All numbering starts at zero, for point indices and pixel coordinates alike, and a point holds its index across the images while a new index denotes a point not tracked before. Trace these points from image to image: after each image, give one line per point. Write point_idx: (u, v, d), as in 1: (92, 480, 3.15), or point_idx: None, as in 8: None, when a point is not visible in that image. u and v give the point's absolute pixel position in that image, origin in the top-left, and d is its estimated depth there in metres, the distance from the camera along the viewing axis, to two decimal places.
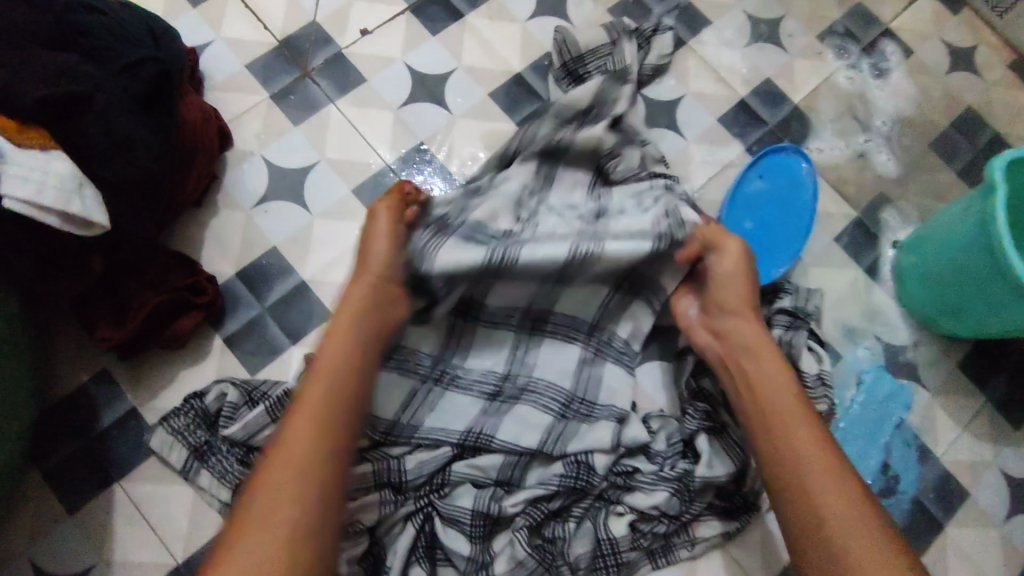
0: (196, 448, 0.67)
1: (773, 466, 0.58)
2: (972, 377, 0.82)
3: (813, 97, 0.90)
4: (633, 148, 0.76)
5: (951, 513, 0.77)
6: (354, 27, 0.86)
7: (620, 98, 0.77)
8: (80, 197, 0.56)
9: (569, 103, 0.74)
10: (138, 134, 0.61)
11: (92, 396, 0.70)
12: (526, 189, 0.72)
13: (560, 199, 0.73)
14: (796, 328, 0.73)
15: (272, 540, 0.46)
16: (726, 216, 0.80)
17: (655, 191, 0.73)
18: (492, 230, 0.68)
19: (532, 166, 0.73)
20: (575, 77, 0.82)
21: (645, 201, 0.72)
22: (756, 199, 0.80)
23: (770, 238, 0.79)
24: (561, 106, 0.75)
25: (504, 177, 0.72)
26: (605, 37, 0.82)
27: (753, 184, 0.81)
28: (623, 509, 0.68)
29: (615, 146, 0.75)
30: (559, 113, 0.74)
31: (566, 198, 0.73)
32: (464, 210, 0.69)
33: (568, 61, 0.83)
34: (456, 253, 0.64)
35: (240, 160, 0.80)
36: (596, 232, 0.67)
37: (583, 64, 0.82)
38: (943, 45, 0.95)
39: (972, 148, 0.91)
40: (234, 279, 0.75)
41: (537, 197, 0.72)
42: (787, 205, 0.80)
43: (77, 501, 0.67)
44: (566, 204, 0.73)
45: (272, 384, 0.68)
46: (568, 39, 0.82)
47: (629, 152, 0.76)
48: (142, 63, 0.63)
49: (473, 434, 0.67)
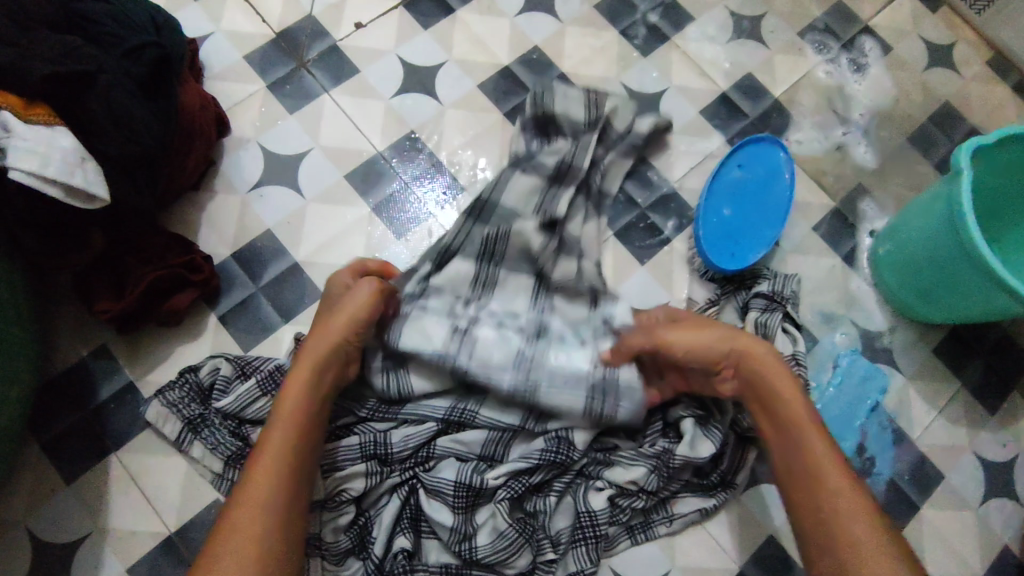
0: (189, 420, 0.69)
1: (799, 476, 0.60)
2: (947, 363, 0.84)
3: (793, 90, 0.93)
4: (568, 259, 0.77)
5: (925, 495, 0.79)
6: (348, 21, 0.89)
7: (563, 203, 0.78)
8: (81, 170, 0.59)
9: (512, 207, 0.77)
10: (139, 116, 0.63)
11: (90, 371, 0.72)
12: (460, 299, 0.72)
13: (504, 306, 0.73)
14: (772, 311, 0.76)
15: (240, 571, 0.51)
16: (707, 202, 0.82)
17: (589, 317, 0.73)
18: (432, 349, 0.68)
19: (468, 270, 0.74)
20: (545, 130, 0.83)
21: (585, 331, 0.72)
22: (736, 187, 0.83)
23: (747, 227, 0.81)
24: (503, 210, 0.77)
25: (437, 289, 0.72)
26: (580, 93, 0.83)
27: (733, 173, 0.83)
28: (602, 485, 0.70)
29: (547, 249, 0.76)
30: (506, 215, 0.77)
31: (510, 304, 0.73)
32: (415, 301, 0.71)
33: (539, 113, 0.83)
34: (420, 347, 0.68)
35: (236, 147, 0.82)
36: (529, 368, 0.68)
37: (554, 119, 0.83)
38: (922, 42, 0.98)
39: (948, 141, 0.93)
40: (229, 260, 0.78)
41: (479, 302, 0.72)
42: (765, 194, 0.82)
43: (74, 471, 0.69)
44: (507, 313, 0.72)
45: (263, 359, 0.71)
46: (542, 97, 0.83)
47: (561, 262, 0.76)
48: (143, 48, 0.65)
49: (458, 410, 0.70)
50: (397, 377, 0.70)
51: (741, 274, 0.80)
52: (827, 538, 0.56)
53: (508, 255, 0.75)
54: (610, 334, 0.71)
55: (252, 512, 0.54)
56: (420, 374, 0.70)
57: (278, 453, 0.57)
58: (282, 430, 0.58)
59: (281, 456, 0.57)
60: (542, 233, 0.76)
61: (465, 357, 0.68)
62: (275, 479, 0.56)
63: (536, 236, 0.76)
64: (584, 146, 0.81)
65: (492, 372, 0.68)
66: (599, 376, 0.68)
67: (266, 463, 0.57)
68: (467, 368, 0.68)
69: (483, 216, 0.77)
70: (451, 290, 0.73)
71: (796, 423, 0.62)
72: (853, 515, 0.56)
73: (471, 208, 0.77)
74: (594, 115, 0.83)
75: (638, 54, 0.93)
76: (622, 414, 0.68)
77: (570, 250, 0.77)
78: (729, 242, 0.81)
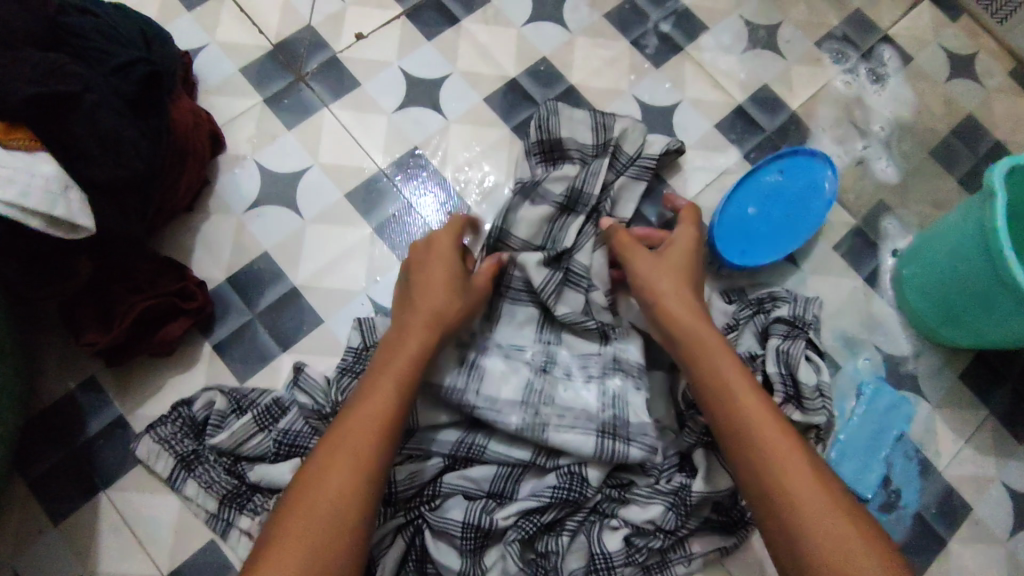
0: (183, 457, 0.65)
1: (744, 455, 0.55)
2: (974, 389, 0.81)
3: (811, 103, 0.90)
4: (575, 291, 0.72)
5: (953, 528, 0.76)
6: (349, 31, 0.86)
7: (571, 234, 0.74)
8: (65, 200, 0.55)
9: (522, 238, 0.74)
10: (126, 135, 0.60)
11: (78, 404, 0.69)
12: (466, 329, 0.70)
13: (510, 337, 0.71)
14: (794, 338, 0.72)
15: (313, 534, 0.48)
16: (733, 199, 0.79)
17: (599, 356, 0.71)
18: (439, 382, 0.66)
19: None
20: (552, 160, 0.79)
21: (592, 367, 0.70)
22: (768, 191, 0.79)
23: (767, 232, 0.78)
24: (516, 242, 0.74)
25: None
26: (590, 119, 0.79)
27: (769, 177, 0.80)
28: (617, 524, 0.66)
29: (552, 283, 0.71)
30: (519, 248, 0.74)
31: (517, 336, 0.72)
32: None
33: (546, 140, 0.79)
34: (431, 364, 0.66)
35: (232, 164, 0.79)
36: (537, 408, 0.66)
37: (562, 148, 0.79)
38: (942, 52, 0.94)
39: (972, 155, 0.90)
40: (224, 285, 0.74)
41: (485, 333, 0.71)
42: (794, 205, 0.79)
43: (61, 511, 0.66)
44: (513, 345, 0.71)
45: (261, 392, 0.67)
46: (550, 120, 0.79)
47: (567, 293, 0.72)
48: (133, 65, 0.62)
49: (465, 445, 0.66)
50: None
51: (760, 296, 0.76)
52: (777, 519, 0.52)
53: (514, 284, 0.72)
54: (619, 371, 0.70)
55: (349, 469, 0.51)
56: (429, 407, 0.67)
57: (379, 413, 0.54)
58: (390, 398, 0.56)
59: (380, 417, 0.54)
60: (547, 267, 0.72)
61: (472, 392, 0.66)
62: (375, 439, 0.53)
63: (540, 272, 0.70)
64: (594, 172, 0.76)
65: (500, 410, 0.66)
66: (610, 416, 0.67)
67: (365, 421, 0.54)
68: (476, 406, 0.66)
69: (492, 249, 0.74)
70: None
71: (731, 398, 0.58)
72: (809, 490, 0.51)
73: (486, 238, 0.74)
74: (602, 141, 0.78)
75: (650, 65, 0.89)
76: (634, 455, 0.65)
77: (580, 283, 0.72)
78: (746, 242, 0.78)
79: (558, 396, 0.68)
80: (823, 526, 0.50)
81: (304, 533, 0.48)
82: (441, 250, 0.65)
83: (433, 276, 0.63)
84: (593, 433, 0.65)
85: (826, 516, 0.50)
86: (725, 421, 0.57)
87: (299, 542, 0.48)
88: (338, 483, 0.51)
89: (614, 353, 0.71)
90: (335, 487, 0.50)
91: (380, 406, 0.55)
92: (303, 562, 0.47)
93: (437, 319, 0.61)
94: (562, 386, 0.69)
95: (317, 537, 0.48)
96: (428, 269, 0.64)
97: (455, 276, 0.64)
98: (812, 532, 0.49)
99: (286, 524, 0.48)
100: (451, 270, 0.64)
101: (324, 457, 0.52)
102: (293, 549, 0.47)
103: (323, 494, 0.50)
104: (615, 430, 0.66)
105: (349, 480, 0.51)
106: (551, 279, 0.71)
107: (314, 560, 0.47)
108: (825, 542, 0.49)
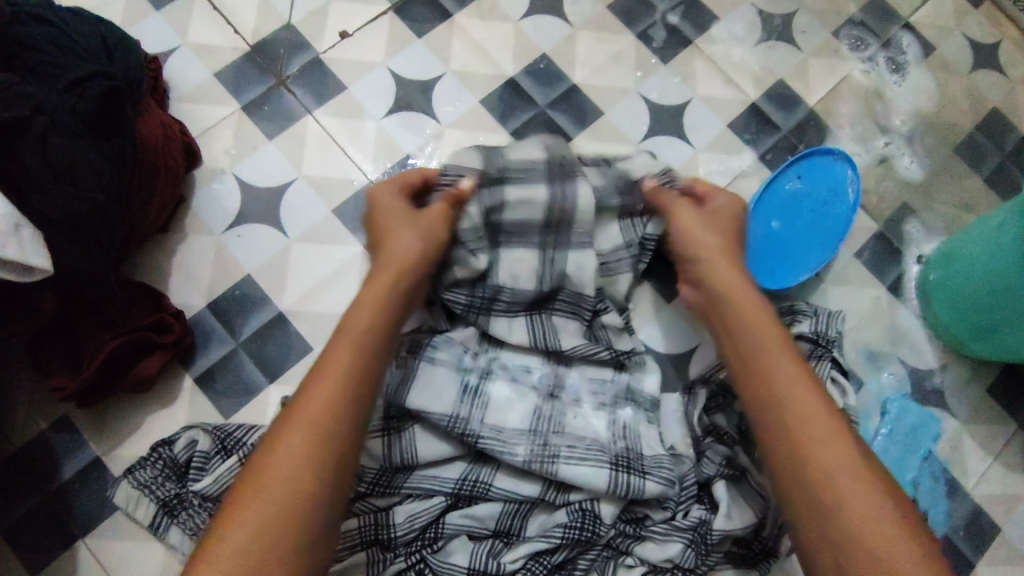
0: (165, 503, 0.61)
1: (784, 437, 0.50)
2: (1002, 403, 0.77)
3: (830, 98, 0.84)
4: (573, 319, 0.67)
5: (982, 552, 0.72)
6: (333, 29, 0.79)
7: (520, 271, 0.65)
8: (17, 240, 0.48)
9: (518, 291, 0.65)
10: (82, 156, 0.55)
11: (52, 446, 0.64)
12: (468, 352, 0.65)
13: (517, 358, 0.66)
14: (818, 358, 0.66)
15: (277, 497, 0.44)
16: (755, 213, 0.74)
17: (613, 381, 0.67)
18: (438, 416, 0.61)
19: (472, 335, 0.66)
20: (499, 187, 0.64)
21: (603, 394, 0.66)
22: (790, 200, 0.74)
23: (795, 244, 0.74)
24: (511, 295, 0.65)
25: (443, 338, 0.65)
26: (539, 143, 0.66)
27: (789, 185, 0.75)
28: (633, 562, 0.61)
29: (541, 333, 0.65)
30: (516, 297, 0.65)
31: (524, 355, 0.67)
32: (429, 358, 0.63)
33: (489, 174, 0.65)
34: (425, 397, 0.62)
35: (208, 179, 0.73)
36: (546, 437, 0.62)
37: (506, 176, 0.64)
38: (965, 41, 0.88)
39: (998, 152, 0.84)
40: (204, 311, 0.69)
41: (490, 353, 0.66)
42: (819, 212, 0.74)
43: (35, 563, 0.61)
44: (520, 368, 0.66)
45: (247, 430, 0.62)
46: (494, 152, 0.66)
47: (559, 322, 0.66)
48: (90, 80, 0.56)
49: (468, 483, 0.62)
50: (401, 441, 0.62)
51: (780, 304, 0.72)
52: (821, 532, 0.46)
53: (504, 296, 0.65)
54: (630, 402, 0.66)
55: (308, 437, 0.46)
56: (431, 439, 0.62)
57: (343, 370, 0.49)
58: (345, 350, 0.50)
59: (342, 371, 0.49)
60: (525, 317, 0.66)
61: (477, 421, 0.62)
62: (338, 403, 0.48)
63: (516, 327, 0.66)
64: (505, 196, 0.64)
65: (506, 441, 0.61)
66: (623, 447, 0.63)
67: (322, 387, 0.48)
68: (480, 436, 0.61)
69: (485, 309, 0.65)
70: (459, 341, 0.65)
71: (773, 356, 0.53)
72: (846, 478, 0.47)
73: (473, 298, 0.65)
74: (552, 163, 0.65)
75: (657, 60, 0.83)
76: (650, 489, 0.60)
77: (573, 309, 0.67)
78: (772, 256, 0.73)
79: (566, 419, 0.64)
80: (850, 520, 0.45)
81: (261, 512, 0.44)
82: (395, 203, 0.61)
83: (396, 232, 0.59)
84: (607, 466, 0.60)
85: (863, 499, 0.46)
86: (768, 399, 0.51)
87: (262, 504, 0.44)
88: (295, 454, 0.46)
89: (628, 381, 0.67)
90: (293, 458, 0.45)
91: (337, 365, 0.49)
92: (258, 543, 0.43)
93: (393, 273, 0.56)
94: (568, 412, 0.65)
95: (271, 521, 0.43)
96: (396, 224, 0.59)
97: (412, 223, 0.59)
98: (840, 528, 0.46)
99: (235, 509, 0.44)
100: (413, 218, 0.60)
101: (290, 416, 0.47)
102: (248, 531, 0.43)
103: (278, 468, 0.45)
104: (632, 467, 0.61)
105: (310, 445, 0.46)
106: (534, 339, 0.65)
107: (273, 541, 0.43)
108: (859, 530, 0.45)
